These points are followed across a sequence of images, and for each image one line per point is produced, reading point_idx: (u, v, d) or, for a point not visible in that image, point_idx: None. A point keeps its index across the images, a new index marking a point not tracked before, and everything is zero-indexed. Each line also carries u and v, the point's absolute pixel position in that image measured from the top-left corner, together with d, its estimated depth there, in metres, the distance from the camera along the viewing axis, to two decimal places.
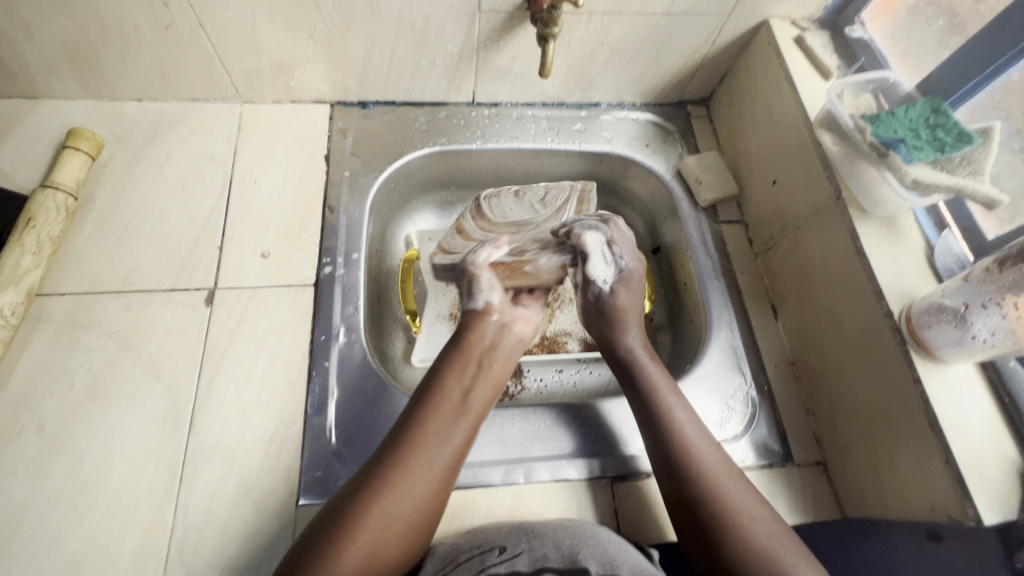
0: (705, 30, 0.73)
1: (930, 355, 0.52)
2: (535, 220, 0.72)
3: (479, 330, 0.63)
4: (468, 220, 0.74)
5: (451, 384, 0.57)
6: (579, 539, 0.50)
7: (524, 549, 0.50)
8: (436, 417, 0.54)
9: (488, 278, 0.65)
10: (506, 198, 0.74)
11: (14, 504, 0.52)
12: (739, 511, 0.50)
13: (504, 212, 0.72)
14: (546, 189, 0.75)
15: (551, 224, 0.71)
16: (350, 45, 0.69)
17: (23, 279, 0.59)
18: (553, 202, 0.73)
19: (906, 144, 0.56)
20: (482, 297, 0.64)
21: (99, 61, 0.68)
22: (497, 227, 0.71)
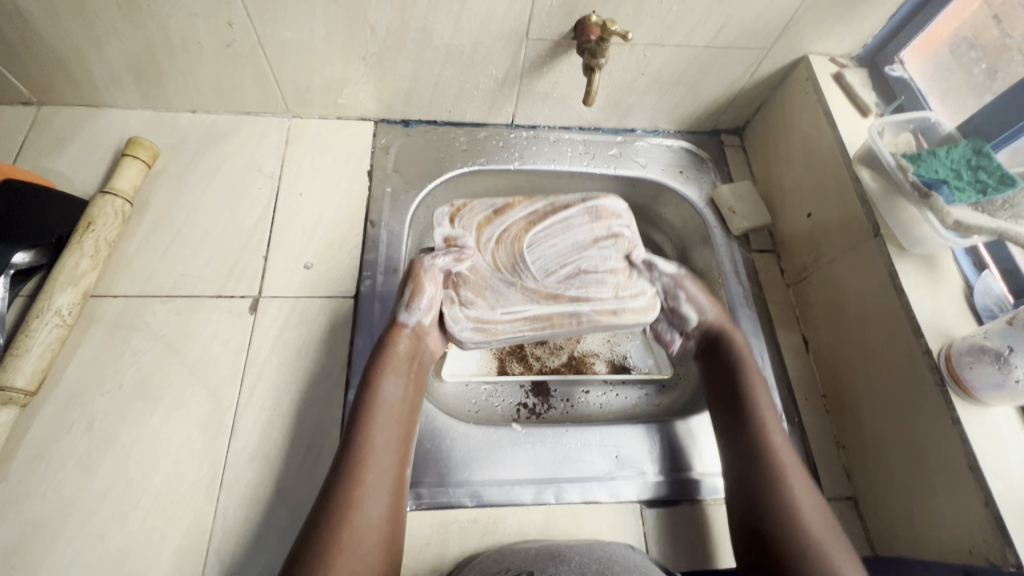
0: (744, 63, 0.75)
1: (970, 396, 0.52)
2: (534, 277, 0.62)
3: (399, 340, 0.58)
4: (540, 202, 0.66)
5: (386, 394, 0.55)
6: (604, 564, 0.50)
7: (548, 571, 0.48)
8: (376, 431, 0.53)
9: (430, 299, 0.59)
10: (575, 221, 0.65)
11: (62, 499, 0.54)
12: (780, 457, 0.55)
13: (546, 239, 0.64)
14: (605, 271, 0.62)
15: (521, 300, 0.60)
16: (399, 67, 0.72)
17: (80, 280, 0.61)
18: (567, 287, 0.61)
19: (949, 185, 0.57)
20: (415, 313, 0.58)
21: (161, 75, 0.71)
22: (488, 239, 0.63)
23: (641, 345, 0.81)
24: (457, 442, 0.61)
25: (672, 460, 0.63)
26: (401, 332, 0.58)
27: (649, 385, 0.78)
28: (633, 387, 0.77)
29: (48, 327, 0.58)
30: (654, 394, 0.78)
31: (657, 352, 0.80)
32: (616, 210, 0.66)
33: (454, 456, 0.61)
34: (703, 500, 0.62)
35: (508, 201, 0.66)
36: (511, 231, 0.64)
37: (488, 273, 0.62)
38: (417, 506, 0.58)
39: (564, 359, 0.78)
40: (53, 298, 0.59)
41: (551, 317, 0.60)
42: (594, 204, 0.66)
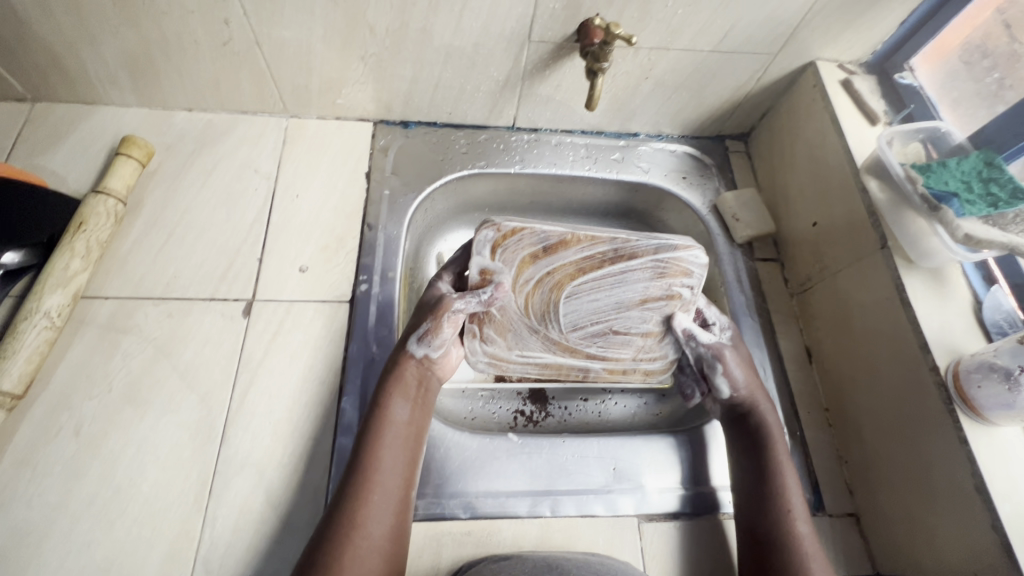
0: (751, 69, 0.73)
1: (978, 416, 0.51)
2: (561, 329, 0.63)
3: (406, 367, 0.58)
4: (604, 245, 0.58)
5: (394, 414, 0.55)
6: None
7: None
8: (383, 453, 0.53)
9: (445, 337, 0.59)
10: (633, 274, 0.60)
11: (48, 506, 0.53)
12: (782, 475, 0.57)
13: (589, 295, 0.61)
14: (635, 333, 0.64)
15: (539, 346, 0.64)
16: (399, 67, 0.71)
17: (71, 281, 0.60)
18: (590, 342, 0.64)
19: (959, 198, 0.55)
20: (424, 347, 0.59)
21: (156, 73, 0.70)
22: (527, 282, 0.59)
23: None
24: (452, 452, 0.60)
25: (670, 473, 0.62)
26: (407, 360, 0.58)
27: (648, 393, 0.77)
28: (632, 396, 0.76)
29: (37, 329, 0.57)
30: (653, 403, 0.76)
31: None
32: (692, 269, 0.59)
33: (449, 466, 0.59)
34: (702, 514, 0.60)
35: (565, 236, 0.57)
36: (557, 275, 0.59)
37: (515, 318, 0.62)
38: None
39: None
40: (42, 300, 0.58)
41: (559, 368, 0.66)
42: (669, 258, 0.58)
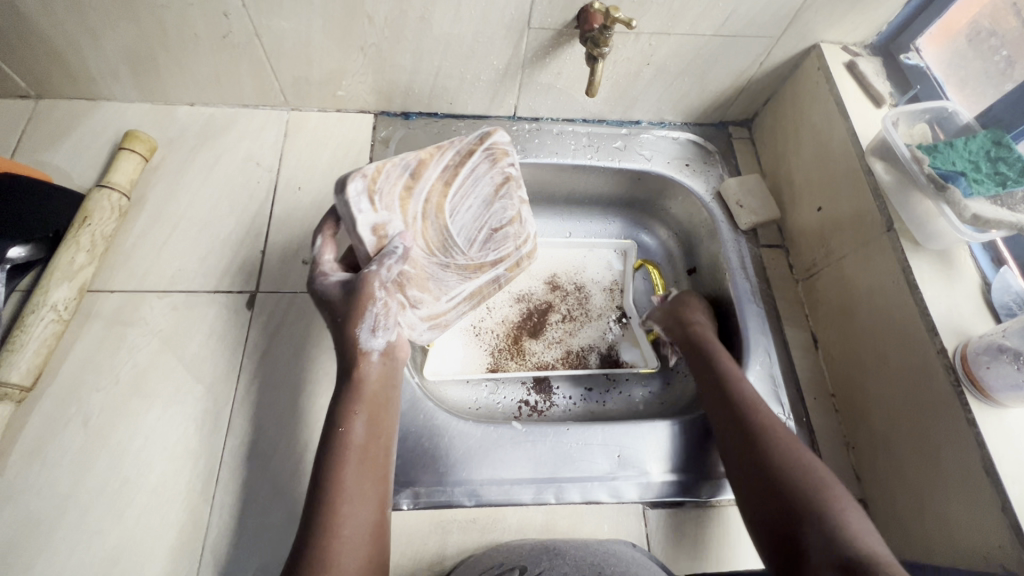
0: (753, 53, 0.73)
1: (987, 397, 0.50)
2: (461, 248, 0.62)
3: (366, 365, 0.52)
4: (449, 152, 0.61)
5: (354, 427, 0.49)
6: (601, 558, 0.50)
7: (544, 568, 0.48)
8: (347, 469, 0.47)
9: (384, 323, 0.52)
10: (474, 176, 0.62)
11: (57, 496, 0.53)
12: (798, 452, 0.51)
13: (462, 204, 0.62)
14: (507, 224, 0.64)
15: (455, 279, 0.61)
16: (399, 57, 0.70)
17: (76, 275, 0.61)
18: (487, 252, 0.63)
19: (967, 177, 0.54)
20: (381, 336, 0.52)
21: (158, 67, 0.70)
22: (415, 216, 0.58)
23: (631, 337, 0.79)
24: (456, 440, 0.60)
25: (676, 460, 0.62)
26: (368, 360, 0.52)
27: (652, 381, 0.77)
28: (636, 385, 0.76)
29: (44, 322, 0.58)
30: (658, 391, 0.76)
31: (644, 345, 0.78)
32: (509, 149, 0.64)
33: (454, 454, 0.60)
34: (707, 501, 0.60)
35: (421, 156, 0.59)
36: (432, 200, 0.59)
37: (423, 260, 0.58)
38: (413, 505, 0.57)
39: (555, 354, 0.77)
40: (48, 293, 0.59)
41: (481, 290, 0.63)
42: (490, 143, 0.63)
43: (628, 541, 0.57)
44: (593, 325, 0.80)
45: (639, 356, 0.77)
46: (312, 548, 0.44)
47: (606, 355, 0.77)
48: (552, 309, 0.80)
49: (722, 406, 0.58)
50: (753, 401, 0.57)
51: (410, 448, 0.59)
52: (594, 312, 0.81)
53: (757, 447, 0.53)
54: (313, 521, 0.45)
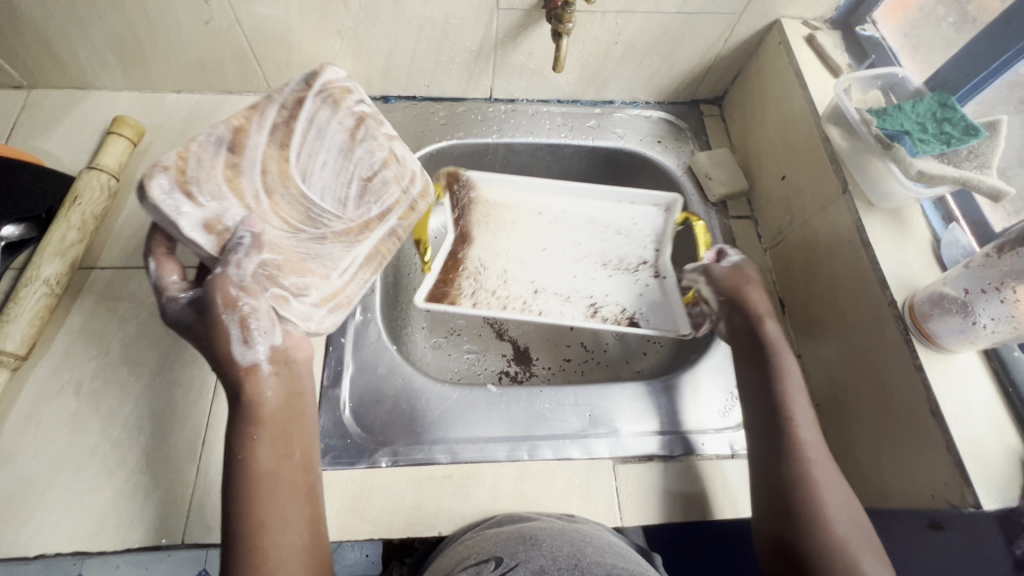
0: (717, 30, 0.75)
1: (934, 344, 0.53)
2: (332, 214, 0.58)
3: (262, 387, 0.47)
4: (272, 110, 0.55)
5: (265, 446, 0.46)
6: (576, 550, 0.49)
7: (520, 561, 0.47)
8: (268, 482, 0.45)
9: (262, 324, 0.47)
10: (320, 128, 0.57)
11: (51, 458, 0.56)
12: (832, 520, 0.48)
13: (313, 164, 0.57)
14: (379, 168, 0.61)
15: (339, 249, 0.58)
16: (375, 41, 0.73)
17: (68, 252, 0.63)
18: (368, 207, 0.60)
19: (911, 136, 0.57)
20: (261, 344, 0.47)
21: (143, 54, 0.73)
22: (261, 193, 0.52)
23: (657, 304, 0.75)
24: (434, 402, 0.63)
25: (647, 419, 0.64)
26: (259, 377, 0.47)
27: (627, 350, 0.79)
28: (612, 354, 0.79)
29: (37, 294, 0.60)
30: (635, 360, 0.78)
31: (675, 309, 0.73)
32: (347, 87, 0.60)
33: (431, 415, 0.62)
34: (675, 457, 0.62)
35: (236, 126, 0.52)
36: (271, 169, 0.53)
37: (288, 241, 0.54)
38: (391, 463, 0.59)
39: (572, 303, 0.75)
40: (40, 268, 0.61)
41: (377, 249, 0.60)
42: (321, 84, 0.58)
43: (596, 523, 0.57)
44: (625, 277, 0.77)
45: (666, 322, 0.72)
46: (239, 568, 0.42)
47: (628, 317, 0.74)
48: (585, 260, 0.78)
49: (769, 447, 0.54)
50: (806, 445, 0.53)
51: (389, 410, 0.62)
52: (627, 270, 0.78)
53: (789, 504, 0.50)
54: (234, 540, 0.43)
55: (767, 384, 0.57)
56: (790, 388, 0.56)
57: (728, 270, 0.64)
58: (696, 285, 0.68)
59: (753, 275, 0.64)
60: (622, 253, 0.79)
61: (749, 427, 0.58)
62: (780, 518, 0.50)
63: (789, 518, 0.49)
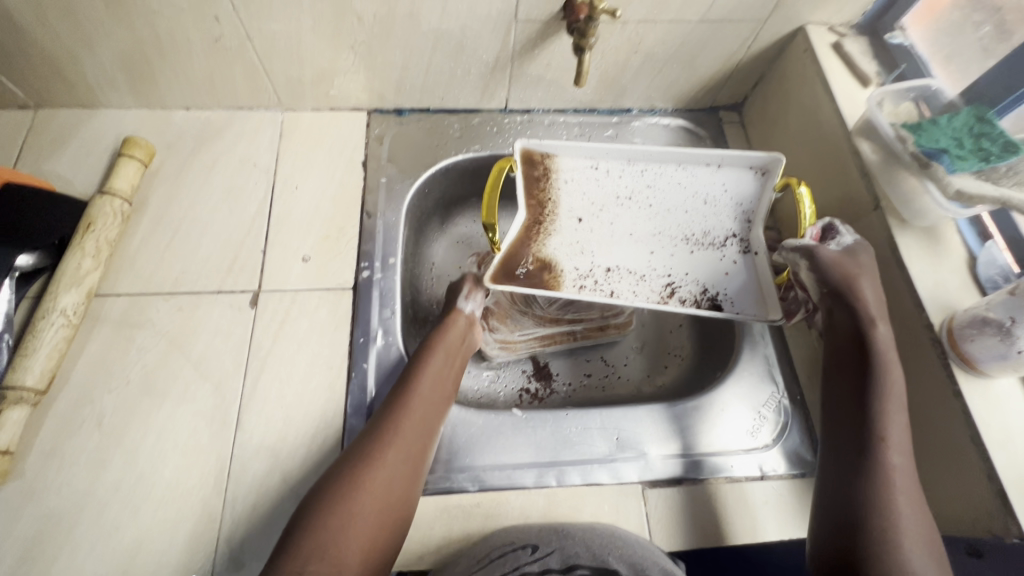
0: (740, 37, 0.73)
1: (974, 369, 0.51)
2: (543, 304, 0.77)
3: (457, 318, 0.66)
4: None
5: (394, 442, 0.53)
6: (605, 542, 0.54)
7: (556, 548, 0.54)
8: (384, 465, 0.52)
9: (482, 295, 0.70)
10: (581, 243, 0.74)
11: (76, 494, 0.55)
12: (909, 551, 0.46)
13: None
14: None
15: (531, 322, 0.76)
16: (389, 55, 0.71)
17: (83, 280, 0.62)
18: (565, 311, 0.77)
19: (949, 154, 0.55)
20: (471, 303, 0.68)
21: (152, 72, 0.71)
22: None
23: (742, 284, 0.68)
24: (459, 428, 0.62)
25: (675, 440, 0.64)
26: (457, 314, 0.66)
27: (651, 364, 0.78)
28: (635, 369, 0.78)
29: (55, 327, 0.59)
30: (657, 374, 0.78)
31: (765, 289, 0.66)
32: None
33: (456, 442, 0.61)
34: (705, 480, 0.62)
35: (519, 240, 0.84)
36: None
37: (507, 306, 0.77)
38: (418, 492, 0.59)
39: (646, 287, 0.68)
40: (57, 299, 0.60)
41: (553, 337, 0.75)
42: None
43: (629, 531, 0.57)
44: (707, 252, 0.70)
45: (753, 307, 0.65)
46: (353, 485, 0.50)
47: (709, 298, 0.67)
48: (662, 235, 0.71)
49: (854, 465, 0.51)
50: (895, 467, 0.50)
51: None
52: (713, 245, 0.70)
53: (863, 526, 0.48)
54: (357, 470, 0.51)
55: (865, 390, 0.54)
56: (891, 401, 0.52)
57: (836, 254, 0.57)
58: (793, 265, 0.61)
59: (868, 263, 0.57)
60: (702, 222, 0.71)
61: (831, 440, 0.55)
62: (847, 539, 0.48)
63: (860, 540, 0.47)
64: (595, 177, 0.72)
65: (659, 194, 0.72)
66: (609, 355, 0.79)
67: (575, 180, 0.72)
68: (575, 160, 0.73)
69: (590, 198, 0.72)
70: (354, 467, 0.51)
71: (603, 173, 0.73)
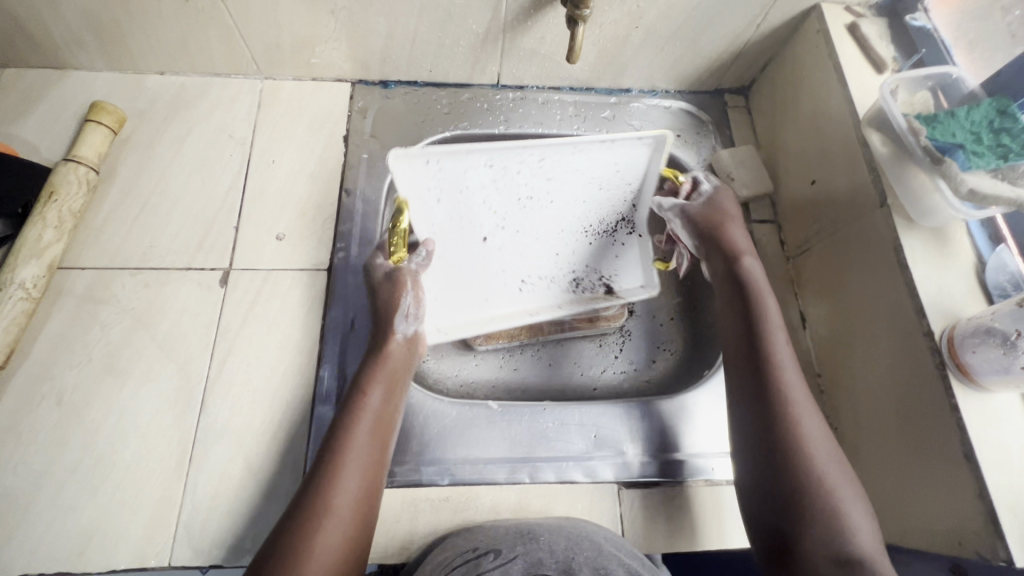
0: (749, 14, 0.68)
1: (972, 381, 0.49)
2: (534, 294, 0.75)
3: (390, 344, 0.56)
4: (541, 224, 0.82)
5: (368, 408, 0.51)
6: (573, 543, 0.50)
7: (518, 553, 0.49)
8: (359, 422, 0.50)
9: (412, 304, 0.58)
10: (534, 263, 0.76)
11: (32, 473, 0.54)
12: (856, 532, 0.44)
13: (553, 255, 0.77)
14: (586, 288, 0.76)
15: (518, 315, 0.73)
16: (372, 22, 0.67)
17: (44, 252, 0.60)
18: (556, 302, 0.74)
19: (965, 149, 0.51)
20: (410, 322, 0.58)
21: (121, 33, 0.67)
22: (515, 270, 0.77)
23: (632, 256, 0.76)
24: (432, 419, 0.60)
25: (655, 439, 0.61)
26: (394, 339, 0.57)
27: (638, 357, 0.76)
28: (622, 361, 0.75)
29: (13, 300, 0.57)
30: (643, 367, 0.75)
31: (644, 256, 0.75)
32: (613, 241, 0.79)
33: (428, 434, 0.59)
34: (685, 482, 0.59)
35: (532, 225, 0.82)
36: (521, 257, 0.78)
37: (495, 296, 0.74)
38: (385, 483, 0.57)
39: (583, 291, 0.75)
40: (16, 272, 0.58)
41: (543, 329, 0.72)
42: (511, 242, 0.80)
43: (598, 528, 0.54)
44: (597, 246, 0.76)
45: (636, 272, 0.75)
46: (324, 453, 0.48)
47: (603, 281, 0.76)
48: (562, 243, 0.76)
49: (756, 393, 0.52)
50: (795, 408, 0.51)
51: None
52: (606, 232, 0.76)
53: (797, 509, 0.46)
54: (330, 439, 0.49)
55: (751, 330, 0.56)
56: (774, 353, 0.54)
57: (703, 207, 0.65)
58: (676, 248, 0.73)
59: (731, 210, 0.65)
60: (596, 215, 0.74)
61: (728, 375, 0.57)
62: (793, 539, 0.45)
63: (806, 532, 0.45)
64: (491, 182, 0.68)
65: (559, 190, 0.72)
66: (594, 349, 0.76)
67: (469, 187, 0.68)
68: (465, 170, 0.66)
69: (484, 208, 0.71)
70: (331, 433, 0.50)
71: (500, 174, 0.68)
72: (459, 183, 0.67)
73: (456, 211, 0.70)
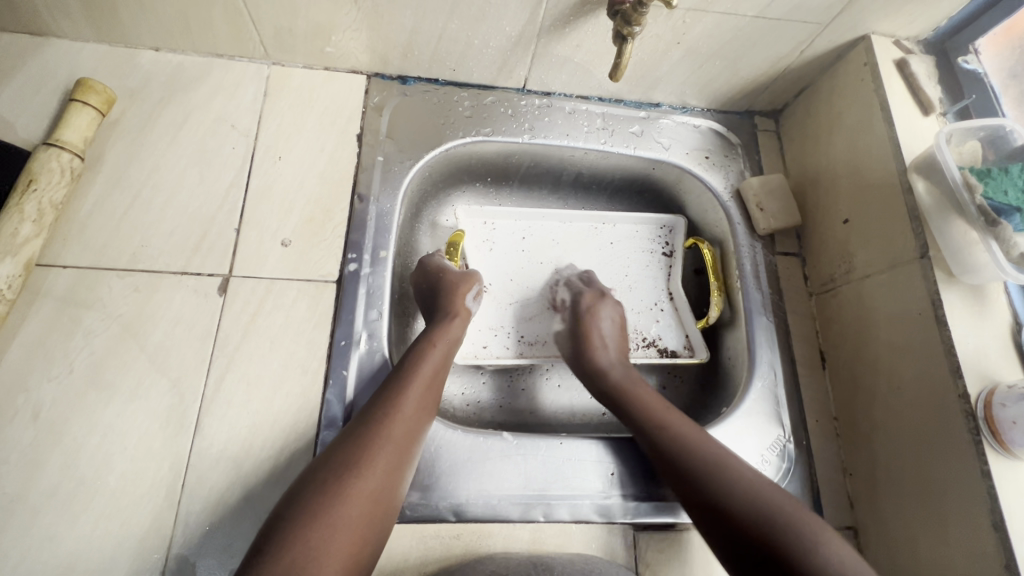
0: (795, 39, 0.65)
1: (1005, 450, 0.48)
2: (558, 338, 0.73)
3: (451, 326, 0.60)
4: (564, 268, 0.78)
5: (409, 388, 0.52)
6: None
7: None
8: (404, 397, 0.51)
9: (477, 289, 0.67)
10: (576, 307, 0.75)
11: (4, 497, 0.49)
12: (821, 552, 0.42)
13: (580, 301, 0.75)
14: None
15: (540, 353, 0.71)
16: (397, 15, 0.61)
17: (22, 249, 0.53)
18: None
19: (1021, 213, 0.51)
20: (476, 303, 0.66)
21: (114, 4, 0.60)
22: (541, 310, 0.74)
23: (672, 323, 0.75)
24: (443, 451, 0.57)
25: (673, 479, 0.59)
26: (456, 318, 0.61)
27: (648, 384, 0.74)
28: None
29: None
30: None
31: (692, 331, 0.73)
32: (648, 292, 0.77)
33: (440, 467, 0.56)
34: None
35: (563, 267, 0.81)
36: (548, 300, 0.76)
37: (514, 326, 0.73)
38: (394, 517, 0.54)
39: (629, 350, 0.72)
40: None
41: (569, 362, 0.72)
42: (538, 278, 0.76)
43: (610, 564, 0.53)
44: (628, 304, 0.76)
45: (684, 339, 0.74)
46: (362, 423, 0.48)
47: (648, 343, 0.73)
48: None
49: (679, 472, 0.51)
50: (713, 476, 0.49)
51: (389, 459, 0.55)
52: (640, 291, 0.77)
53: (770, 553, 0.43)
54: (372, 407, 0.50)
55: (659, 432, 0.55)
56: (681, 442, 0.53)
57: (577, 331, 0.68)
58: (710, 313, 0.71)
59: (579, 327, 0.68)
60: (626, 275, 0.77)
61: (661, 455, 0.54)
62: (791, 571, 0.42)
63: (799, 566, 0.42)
64: (529, 243, 0.77)
65: (587, 243, 0.78)
66: None
67: (513, 244, 0.77)
68: (514, 225, 0.77)
69: (532, 263, 0.76)
70: (379, 400, 0.50)
71: (536, 238, 0.78)
72: (507, 241, 0.77)
73: (500, 266, 0.76)
